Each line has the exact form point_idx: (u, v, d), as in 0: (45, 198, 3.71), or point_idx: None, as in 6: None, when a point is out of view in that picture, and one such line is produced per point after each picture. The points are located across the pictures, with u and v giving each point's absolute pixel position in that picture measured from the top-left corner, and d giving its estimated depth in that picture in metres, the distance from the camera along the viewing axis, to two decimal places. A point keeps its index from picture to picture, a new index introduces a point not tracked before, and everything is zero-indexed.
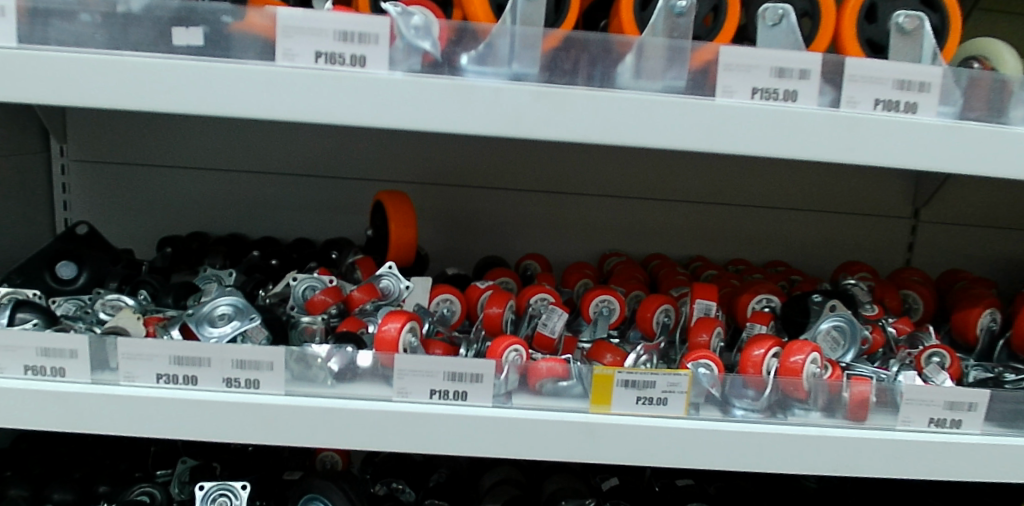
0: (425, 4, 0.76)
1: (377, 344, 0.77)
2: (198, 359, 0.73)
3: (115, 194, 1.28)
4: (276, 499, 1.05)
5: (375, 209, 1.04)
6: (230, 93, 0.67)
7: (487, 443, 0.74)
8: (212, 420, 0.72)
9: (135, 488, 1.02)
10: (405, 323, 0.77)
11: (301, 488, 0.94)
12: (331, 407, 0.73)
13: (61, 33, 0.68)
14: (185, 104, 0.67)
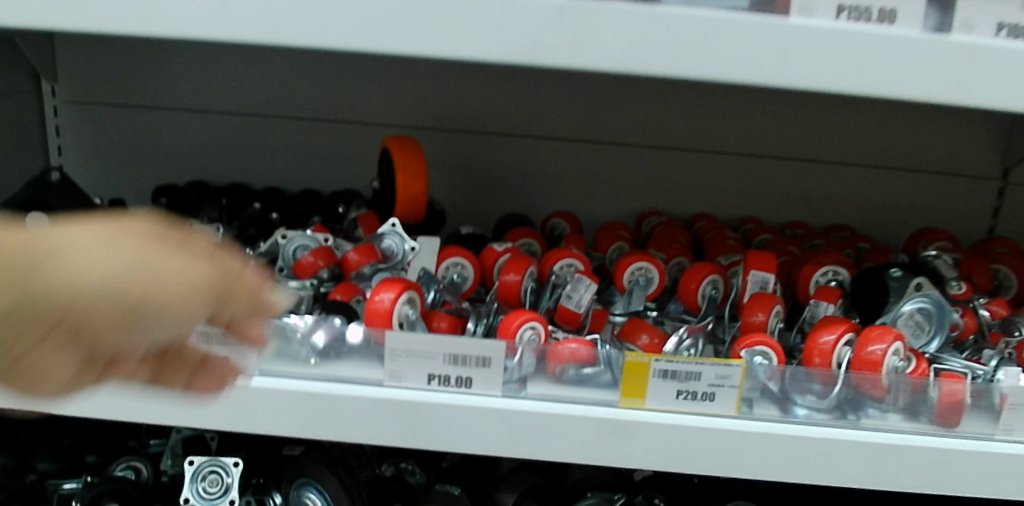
0: None
1: (367, 315, 0.65)
2: None
3: (112, 139, 1.17)
4: (274, 476, 0.94)
5: (381, 158, 0.91)
6: (181, 9, 0.54)
7: (495, 440, 0.62)
8: (175, 403, 0.62)
9: (120, 460, 0.92)
10: (401, 292, 0.65)
11: (292, 470, 0.84)
12: (310, 392, 0.61)
13: None
14: (128, 26, 0.55)
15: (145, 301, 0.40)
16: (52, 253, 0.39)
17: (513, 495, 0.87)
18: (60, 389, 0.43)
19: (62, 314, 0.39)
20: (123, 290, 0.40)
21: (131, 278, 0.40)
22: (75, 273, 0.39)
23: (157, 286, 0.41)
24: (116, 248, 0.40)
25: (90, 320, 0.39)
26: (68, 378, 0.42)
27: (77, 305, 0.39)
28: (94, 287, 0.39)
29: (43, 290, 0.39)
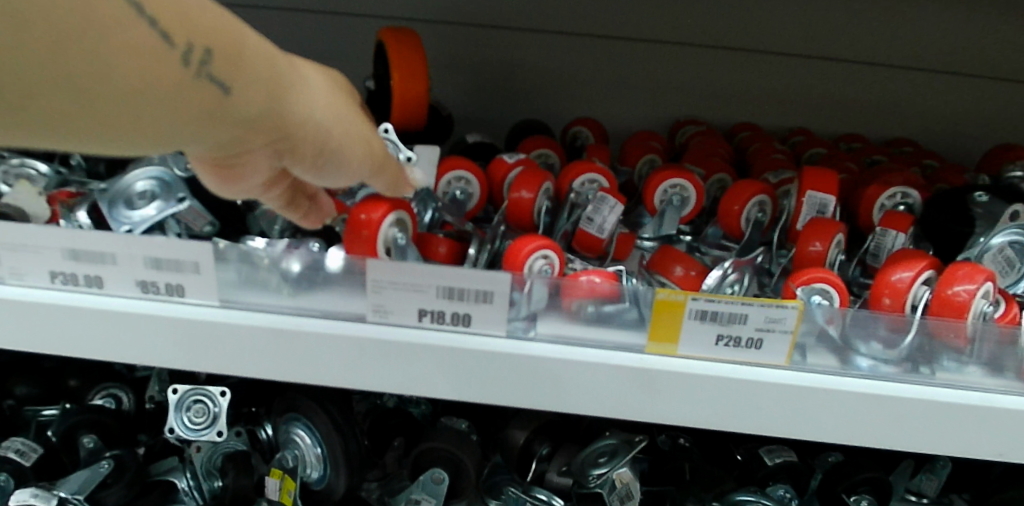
0: None
1: (348, 239, 0.55)
2: (99, 254, 0.52)
3: None
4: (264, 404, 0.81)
5: (376, 53, 0.79)
6: None
7: (501, 389, 0.53)
8: (127, 339, 0.53)
9: (98, 386, 0.82)
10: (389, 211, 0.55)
11: (280, 402, 0.74)
12: (279, 327, 0.52)
13: None
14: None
15: (357, 150, 0.43)
16: (299, 80, 0.39)
17: (525, 433, 0.77)
18: (229, 179, 0.43)
19: (287, 130, 0.39)
20: (344, 139, 0.42)
21: (351, 134, 0.42)
22: (312, 106, 0.39)
23: (365, 137, 0.43)
24: (336, 98, 0.41)
25: (311, 149, 0.41)
26: (248, 174, 0.42)
27: (309, 137, 0.40)
28: (323, 123, 0.40)
29: (290, 113, 0.38)
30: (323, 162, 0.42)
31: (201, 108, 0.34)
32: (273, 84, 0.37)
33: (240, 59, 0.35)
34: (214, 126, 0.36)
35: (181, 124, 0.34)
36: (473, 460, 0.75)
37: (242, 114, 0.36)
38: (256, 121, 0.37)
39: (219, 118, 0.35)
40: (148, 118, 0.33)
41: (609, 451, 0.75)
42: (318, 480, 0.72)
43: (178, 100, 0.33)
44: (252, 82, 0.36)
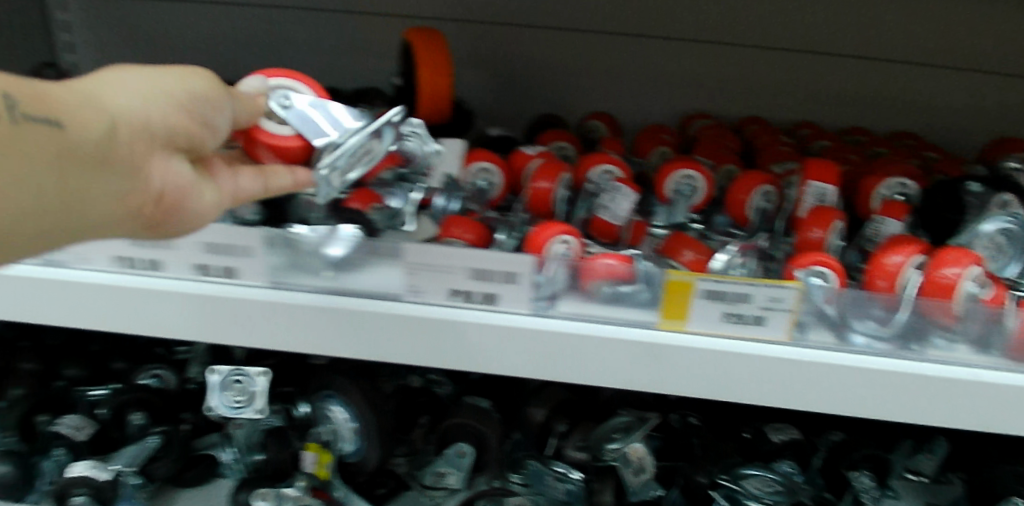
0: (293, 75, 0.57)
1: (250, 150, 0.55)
2: (162, 239, 0.57)
3: (127, 37, 1.08)
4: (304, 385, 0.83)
5: (402, 52, 0.84)
6: None
7: (524, 363, 0.58)
8: (183, 317, 0.58)
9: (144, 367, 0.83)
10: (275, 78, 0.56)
11: (317, 379, 0.77)
12: (324, 304, 0.57)
13: None
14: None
15: (212, 102, 0.48)
16: (111, 84, 0.45)
17: (543, 411, 0.83)
18: (190, 222, 0.49)
19: (145, 125, 0.45)
20: (191, 101, 0.47)
21: (186, 87, 0.47)
22: (128, 93, 0.45)
23: (204, 84, 0.48)
24: (149, 74, 0.47)
25: (175, 124, 0.46)
26: (193, 202, 0.48)
27: (155, 113, 0.45)
28: (148, 98, 0.45)
29: (118, 113, 0.44)
30: (194, 128, 0.47)
31: (49, 145, 0.41)
32: (83, 95, 0.43)
33: (43, 96, 0.42)
34: (76, 156, 0.42)
35: (40, 170, 0.41)
36: (495, 433, 0.80)
37: (84, 138, 0.42)
38: (105, 129, 0.43)
39: (75, 150, 0.42)
40: (21, 179, 0.41)
41: (623, 428, 0.80)
42: (352, 453, 0.76)
43: (23, 151, 0.41)
44: (73, 108, 0.42)
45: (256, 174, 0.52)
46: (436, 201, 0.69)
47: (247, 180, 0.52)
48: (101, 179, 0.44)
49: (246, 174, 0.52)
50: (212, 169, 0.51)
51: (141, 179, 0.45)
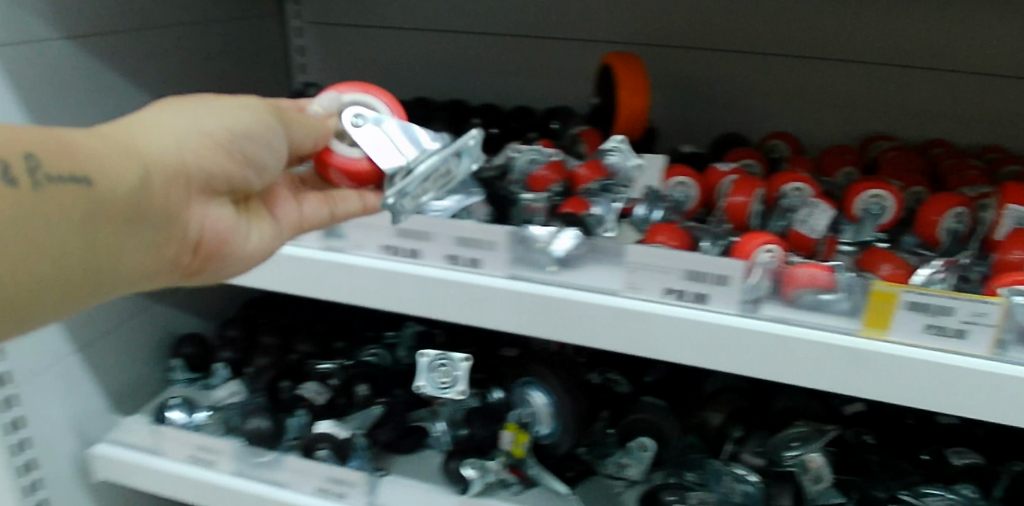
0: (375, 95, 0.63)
1: (322, 169, 0.63)
2: (423, 232, 0.67)
3: (342, 60, 1.15)
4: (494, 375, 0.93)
5: (601, 73, 0.91)
6: None
7: (729, 359, 0.63)
8: (435, 298, 0.68)
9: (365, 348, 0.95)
10: (347, 95, 0.63)
11: (518, 369, 0.84)
12: (554, 296, 0.65)
13: None
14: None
15: (256, 137, 0.57)
16: (136, 130, 0.54)
17: (721, 416, 0.86)
18: (248, 258, 0.64)
19: (174, 169, 0.55)
20: (209, 139, 0.56)
21: (225, 126, 0.56)
22: (157, 142, 0.54)
23: (253, 120, 0.57)
24: (164, 117, 0.55)
25: (209, 165, 0.56)
26: (243, 242, 0.63)
27: (187, 155, 0.55)
28: (175, 144, 0.55)
29: (149, 161, 0.54)
30: (230, 163, 0.57)
31: (88, 204, 0.50)
32: (112, 149, 0.52)
33: (64, 152, 0.49)
34: (119, 206, 0.52)
35: (91, 225, 0.51)
36: (676, 433, 0.85)
37: (118, 188, 0.52)
38: (137, 180, 0.53)
39: (115, 203, 0.52)
40: (77, 237, 0.51)
41: (801, 437, 0.83)
42: (548, 437, 0.83)
43: (72, 214, 0.50)
44: (101, 163, 0.51)
45: (324, 203, 0.65)
46: (639, 210, 0.77)
47: (314, 210, 0.66)
48: (144, 225, 0.55)
49: (313, 205, 0.66)
50: (276, 208, 0.65)
51: (174, 217, 0.56)
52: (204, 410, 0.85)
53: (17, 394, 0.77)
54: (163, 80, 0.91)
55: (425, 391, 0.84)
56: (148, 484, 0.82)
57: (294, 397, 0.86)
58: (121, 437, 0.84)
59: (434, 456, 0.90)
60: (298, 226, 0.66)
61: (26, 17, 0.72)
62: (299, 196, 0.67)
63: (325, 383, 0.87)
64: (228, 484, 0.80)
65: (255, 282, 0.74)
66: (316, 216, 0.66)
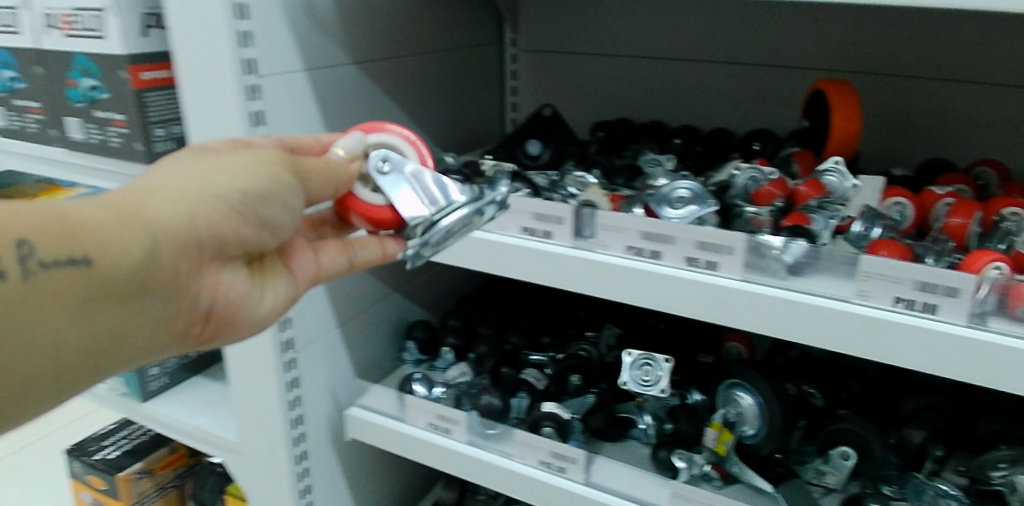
0: (396, 136, 0.66)
1: (344, 210, 0.66)
2: (666, 235, 0.74)
3: (553, 83, 1.26)
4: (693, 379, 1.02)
5: (812, 98, 0.97)
6: None
7: (955, 369, 0.65)
8: (673, 295, 0.74)
9: (574, 344, 1.03)
10: (370, 135, 0.66)
11: (723, 374, 0.93)
12: (792, 298, 0.71)
13: None
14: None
15: (271, 197, 0.58)
16: (142, 196, 0.54)
17: (921, 433, 0.90)
18: (260, 321, 0.67)
19: (175, 235, 0.55)
20: (213, 201, 0.56)
21: (237, 187, 0.57)
22: (161, 207, 0.54)
23: (267, 176, 0.58)
24: (171, 178, 0.56)
25: (220, 230, 0.57)
26: (258, 307, 0.66)
27: (192, 221, 0.55)
28: (180, 209, 0.55)
29: (150, 229, 0.54)
30: (243, 225, 0.58)
31: (85, 281, 0.51)
32: (113, 220, 0.52)
33: (63, 232, 0.50)
34: (120, 282, 0.53)
35: (88, 300, 0.52)
36: (878, 443, 0.89)
37: (118, 263, 0.52)
38: (140, 254, 0.53)
39: (120, 280, 0.53)
40: (71, 314, 0.52)
41: (1010, 460, 0.83)
42: (751, 436, 0.89)
43: (68, 293, 0.51)
44: (96, 240, 0.51)
45: (342, 251, 0.70)
46: (856, 226, 0.80)
47: (332, 260, 0.70)
48: (145, 298, 0.56)
49: (331, 255, 0.70)
50: (292, 263, 0.69)
51: (180, 284, 0.57)
52: (440, 386, 0.99)
53: (295, 359, 0.92)
54: (411, 102, 1.04)
55: (631, 387, 0.93)
56: (392, 445, 0.96)
57: (516, 381, 0.97)
58: (368, 403, 0.98)
59: (641, 446, 0.99)
60: (316, 277, 0.71)
61: (325, 45, 0.87)
62: (316, 248, 0.71)
63: (542, 372, 0.98)
64: (462, 449, 0.92)
65: (495, 269, 0.81)
66: (333, 267, 0.71)
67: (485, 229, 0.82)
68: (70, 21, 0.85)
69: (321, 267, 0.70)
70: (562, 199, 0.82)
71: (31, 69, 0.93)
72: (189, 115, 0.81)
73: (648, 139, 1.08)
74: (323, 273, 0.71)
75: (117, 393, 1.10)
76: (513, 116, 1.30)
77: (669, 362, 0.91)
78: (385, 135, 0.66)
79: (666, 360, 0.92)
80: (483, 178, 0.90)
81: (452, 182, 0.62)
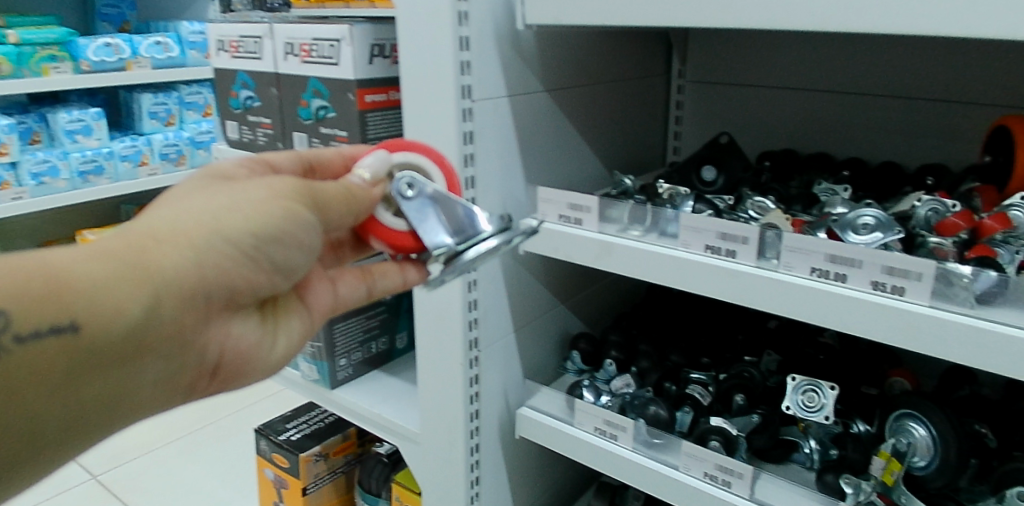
0: (419, 155, 0.72)
1: (364, 232, 0.71)
2: (853, 259, 0.76)
3: (719, 114, 1.31)
4: (857, 408, 1.03)
5: (994, 134, 0.97)
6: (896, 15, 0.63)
7: None
8: (856, 317, 0.75)
9: (738, 365, 1.07)
10: (397, 154, 0.71)
11: (893, 406, 0.94)
12: (986, 328, 0.68)
13: None
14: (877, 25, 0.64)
15: (284, 238, 0.62)
16: (149, 247, 0.58)
17: None
18: (274, 365, 0.73)
19: (184, 288, 0.59)
20: (219, 252, 0.60)
21: (250, 232, 0.61)
22: (171, 260, 0.58)
23: (281, 214, 0.62)
24: (178, 226, 0.59)
25: (227, 276, 0.62)
26: (271, 353, 0.72)
27: (200, 271, 0.59)
28: (186, 261, 0.59)
29: (156, 286, 0.58)
30: (251, 266, 0.63)
31: (87, 344, 0.55)
32: (114, 280, 0.56)
33: (61, 301, 0.54)
34: (123, 343, 0.57)
35: (91, 362, 0.57)
36: None
37: (123, 324, 0.57)
38: (144, 313, 0.57)
39: (120, 337, 0.57)
40: (77, 375, 0.57)
41: None
42: (922, 467, 0.89)
43: (74, 358, 0.55)
44: (97, 304, 0.55)
45: (362, 280, 0.77)
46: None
47: (350, 290, 0.78)
48: (151, 357, 0.60)
49: (350, 284, 0.78)
50: (307, 299, 0.76)
51: (188, 336, 0.62)
52: (606, 395, 1.05)
53: (477, 357, 1.02)
54: (589, 128, 1.12)
55: (795, 412, 0.95)
56: (561, 446, 1.03)
57: (680, 394, 1.03)
58: (538, 404, 1.08)
59: (804, 471, 1.00)
60: (331, 309, 0.78)
61: (525, 74, 0.96)
62: (334, 279, 0.78)
63: (706, 388, 1.04)
64: (628, 455, 0.97)
65: (679, 282, 0.86)
66: (352, 294, 0.78)
67: (671, 247, 0.88)
68: (309, 50, 0.98)
69: (337, 297, 0.78)
70: (744, 220, 0.89)
71: (267, 90, 1.07)
72: (409, 134, 0.92)
73: (816, 170, 1.10)
74: (340, 302, 0.78)
75: (308, 380, 1.24)
76: (675, 143, 1.36)
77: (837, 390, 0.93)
78: (405, 155, 0.72)
79: (833, 386, 0.94)
80: (660, 199, 0.96)
81: (472, 211, 0.67)
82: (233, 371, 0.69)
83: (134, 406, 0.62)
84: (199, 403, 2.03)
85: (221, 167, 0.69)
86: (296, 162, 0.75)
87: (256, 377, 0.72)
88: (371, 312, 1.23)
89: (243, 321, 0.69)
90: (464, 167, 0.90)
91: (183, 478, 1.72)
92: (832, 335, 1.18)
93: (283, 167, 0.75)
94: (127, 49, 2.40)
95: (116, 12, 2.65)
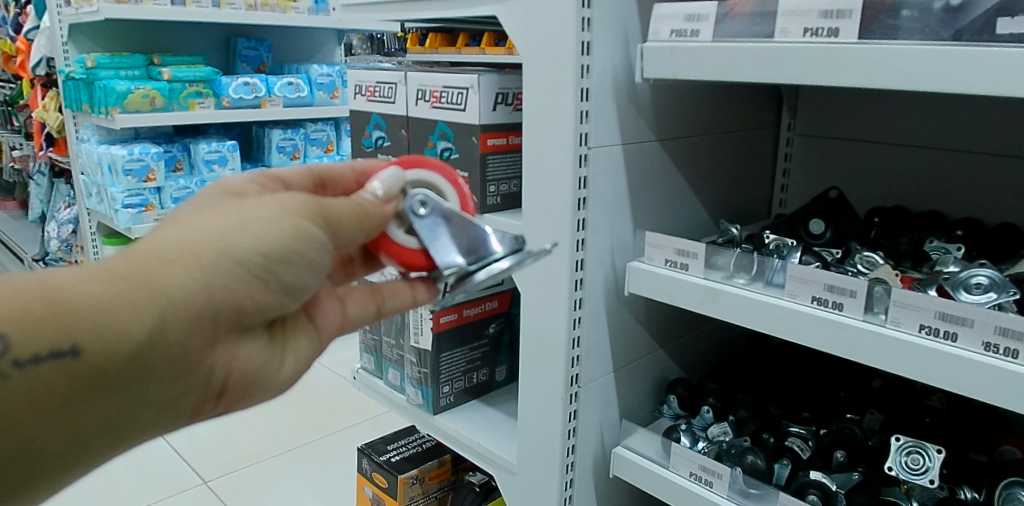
0: (432, 171, 0.73)
1: (375, 248, 0.72)
2: (963, 318, 0.76)
3: (827, 169, 1.32)
4: (966, 475, 0.99)
5: None
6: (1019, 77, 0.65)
7: None
8: (965, 378, 0.75)
9: (840, 421, 1.06)
10: (410, 171, 0.72)
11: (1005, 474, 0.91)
12: None
13: (886, 28, 0.75)
14: (994, 87, 0.67)
15: (293, 257, 0.63)
16: (155, 267, 0.58)
17: None
18: (283, 385, 0.72)
19: (189, 307, 0.59)
20: (226, 270, 0.60)
21: (258, 251, 0.61)
22: (176, 279, 0.58)
23: (291, 232, 0.62)
24: (184, 244, 0.59)
25: (234, 294, 0.62)
26: (279, 373, 0.71)
27: (207, 290, 0.60)
28: (192, 281, 0.59)
29: (160, 307, 0.58)
30: (259, 285, 0.63)
31: (89, 365, 0.56)
32: (116, 300, 0.56)
33: (65, 322, 0.54)
34: (126, 363, 0.58)
35: (92, 382, 0.57)
36: None
37: (128, 345, 0.57)
38: (149, 333, 0.58)
39: (123, 359, 0.57)
40: (79, 397, 0.57)
41: None
42: None
43: (76, 378, 0.55)
44: (98, 325, 0.55)
45: (371, 300, 0.77)
46: None
47: (360, 309, 0.77)
48: (156, 376, 0.60)
49: (360, 303, 0.78)
50: (316, 318, 0.76)
51: (194, 355, 0.62)
52: (702, 441, 1.06)
53: (576, 392, 1.06)
54: (696, 177, 1.15)
55: (898, 473, 0.93)
56: (654, 488, 1.05)
57: (779, 446, 1.03)
58: (633, 446, 1.10)
59: None
60: (341, 327, 0.78)
61: (638, 124, 1.01)
62: (344, 297, 0.78)
63: (805, 442, 1.04)
64: (722, 502, 0.97)
65: (784, 331, 0.88)
66: (361, 313, 0.78)
67: (778, 296, 0.90)
68: (439, 96, 1.07)
69: (346, 316, 0.78)
70: (852, 273, 0.90)
71: (397, 131, 1.17)
72: (526, 177, 0.99)
73: (928, 227, 1.10)
74: (350, 321, 0.78)
75: (413, 404, 1.31)
76: (781, 195, 1.38)
77: (941, 453, 0.91)
78: (417, 172, 0.72)
79: (938, 449, 0.92)
80: (766, 249, 0.98)
81: (485, 231, 0.70)
82: (241, 393, 0.69)
83: (135, 430, 0.62)
84: (305, 424, 2.15)
85: (232, 182, 0.70)
86: (306, 179, 0.77)
87: (262, 399, 0.71)
88: (476, 343, 1.29)
89: (251, 344, 0.69)
90: (576, 210, 0.96)
91: (287, 489, 1.83)
92: (939, 398, 1.15)
93: (295, 184, 0.76)
94: (262, 88, 2.63)
95: (254, 54, 2.91)
